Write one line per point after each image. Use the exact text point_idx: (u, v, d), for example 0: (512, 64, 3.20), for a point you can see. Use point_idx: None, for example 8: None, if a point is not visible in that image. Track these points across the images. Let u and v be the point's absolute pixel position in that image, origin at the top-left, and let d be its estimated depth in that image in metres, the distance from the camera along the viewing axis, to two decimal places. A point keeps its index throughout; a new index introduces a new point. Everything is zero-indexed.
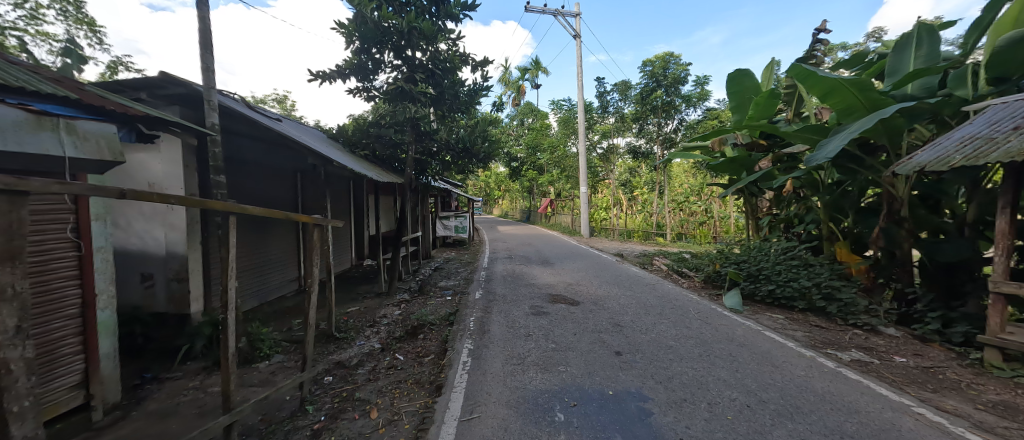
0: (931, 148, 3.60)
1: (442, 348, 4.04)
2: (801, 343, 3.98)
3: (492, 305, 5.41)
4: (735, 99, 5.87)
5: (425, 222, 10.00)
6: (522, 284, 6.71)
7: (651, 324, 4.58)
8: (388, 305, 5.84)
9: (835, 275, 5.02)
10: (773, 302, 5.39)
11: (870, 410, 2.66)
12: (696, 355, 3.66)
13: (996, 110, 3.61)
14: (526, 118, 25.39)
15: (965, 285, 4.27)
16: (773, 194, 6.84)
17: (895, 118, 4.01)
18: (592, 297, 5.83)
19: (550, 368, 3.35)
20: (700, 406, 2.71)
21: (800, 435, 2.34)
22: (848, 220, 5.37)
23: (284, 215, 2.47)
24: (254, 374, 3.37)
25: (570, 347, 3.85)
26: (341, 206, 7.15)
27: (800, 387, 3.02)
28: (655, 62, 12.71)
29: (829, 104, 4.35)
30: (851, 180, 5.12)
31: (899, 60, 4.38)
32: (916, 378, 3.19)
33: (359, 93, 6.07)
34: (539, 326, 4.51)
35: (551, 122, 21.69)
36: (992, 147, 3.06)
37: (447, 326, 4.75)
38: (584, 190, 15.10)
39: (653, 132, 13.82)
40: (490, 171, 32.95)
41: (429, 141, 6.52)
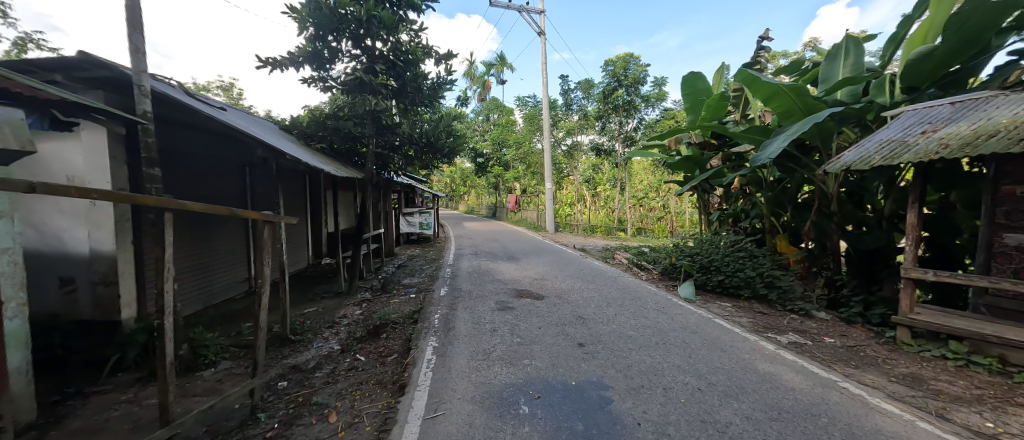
0: (855, 148, 3.99)
1: (406, 346, 3.95)
2: (746, 329, 4.30)
3: (457, 302, 5.37)
4: (690, 100, 6.19)
5: (388, 219, 9.72)
6: (488, 280, 6.71)
7: (612, 316, 4.75)
8: (348, 304, 5.63)
9: (776, 265, 5.47)
10: (722, 291, 5.75)
11: (804, 386, 2.93)
12: (654, 344, 3.85)
13: (907, 115, 4.07)
14: (491, 113, 25.24)
15: (882, 271, 4.82)
16: (723, 191, 7.30)
17: (826, 122, 4.41)
18: (557, 291, 5.95)
19: (515, 361, 3.38)
20: (656, 391, 2.86)
21: (745, 413, 2.53)
22: (787, 214, 5.85)
23: (231, 211, 2.33)
24: (197, 383, 3.11)
25: (535, 340, 3.91)
26: (297, 202, 6.77)
27: (744, 368, 3.27)
28: (616, 62, 13.10)
29: (771, 107, 4.70)
30: (790, 177, 5.58)
31: (831, 69, 4.83)
32: (842, 356, 3.55)
33: (315, 83, 5.73)
34: (505, 321, 4.53)
35: (516, 119, 21.90)
36: (905, 149, 3.48)
37: (411, 324, 4.66)
38: (549, 186, 15.23)
39: (614, 130, 14.26)
40: (455, 167, 32.44)
41: (391, 135, 6.34)
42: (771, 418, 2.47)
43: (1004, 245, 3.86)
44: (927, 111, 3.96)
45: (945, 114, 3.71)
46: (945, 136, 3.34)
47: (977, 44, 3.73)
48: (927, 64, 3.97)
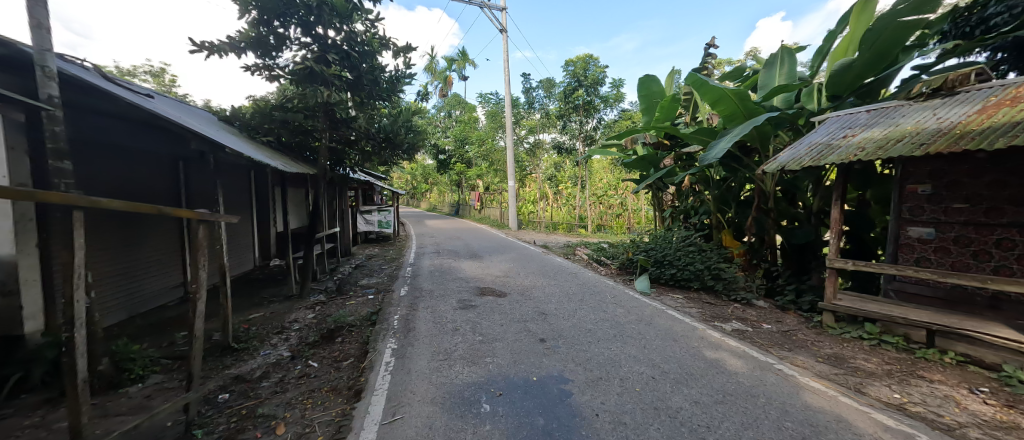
0: (789, 150, 4.36)
1: (363, 350, 3.79)
2: (695, 318, 4.57)
3: (418, 301, 5.23)
4: (645, 102, 6.46)
5: (344, 217, 9.27)
6: (450, 279, 6.60)
7: (573, 311, 4.86)
8: (299, 308, 5.31)
9: (722, 258, 5.85)
10: (674, 284, 6.05)
11: (745, 370, 3.17)
12: (612, 336, 3.99)
13: (832, 120, 4.52)
14: (453, 110, 24.82)
15: (810, 262, 5.33)
16: (675, 189, 7.69)
17: (764, 125, 4.79)
18: (519, 288, 6.00)
19: (477, 360, 3.36)
20: (613, 382, 2.96)
21: (694, 398, 2.70)
22: (731, 211, 6.28)
23: (157, 209, 2.10)
24: (120, 401, 2.78)
25: (497, 338, 3.91)
26: (240, 200, 6.27)
27: (693, 356, 3.49)
28: (577, 62, 13.40)
29: (717, 110, 5.01)
30: (734, 176, 5.99)
31: (769, 76, 5.24)
32: (777, 341, 3.88)
33: (259, 71, 5.32)
34: (466, 319, 4.48)
35: (479, 116, 21.79)
36: (830, 151, 3.85)
37: (368, 326, 4.49)
38: (512, 183, 15.19)
39: (575, 129, 14.59)
40: (416, 164, 31.63)
41: (346, 129, 6.00)
42: (717, 401, 2.65)
43: (908, 237, 4.42)
44: (848, 117, 4.42)
45: (862, 120, 4.15)
46: (862, 141, 3.73)
47: (887, 60, 4.20)
48: (848, 75, 4.40)
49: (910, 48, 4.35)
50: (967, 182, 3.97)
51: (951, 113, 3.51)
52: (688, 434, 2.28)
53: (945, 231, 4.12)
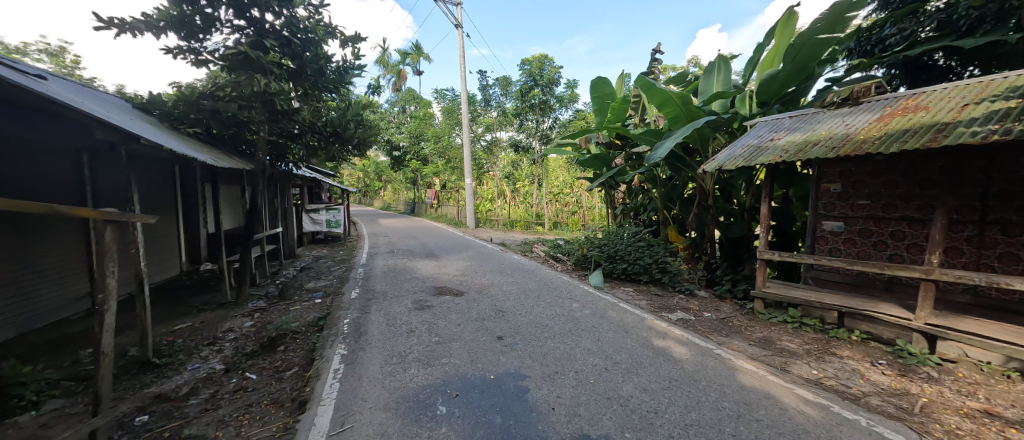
0: (725, 151, 4.73)
1: (308, 358, 3.55)
2: (644, 310, 4.82)
3: (370, 304, 5.01)
4: (597, 103, 6.68)
5: (287, 217, 8.63)
6: (404, 279, 6.38)
7: (530, 307, 4.91)
8: (236, 316, 4.87)
9: (668, 252, 6.22)
10: (626, 278, 6.33)
11: (688, 356, 3.40)
12: (567, 331, 4.08)
13: (761, 124, 4.97)
14: (408, 105, 24.06)
15: (743, 255, 5.83)
16: (626, 188, 8.04)
17: (704, 128, 5.15)
18: (476, 286, 5.97)
19: (433, 362, 3.27)
20: (569, 375, 3.03)
21: (644, 386, 2.84)
22: (676, 208, 6.69)
23: (49, 208, 1.79)
24: (5, 433, 2.36)
25: (454, 338, 3.84)
26: (161, 198, 5.60)
27: (643, 345, 3.68)
28: (532, 61, 13.58)
29: (663, 112, 5.30)
30: (678, 175, 6.39)
31: (707, 83, 5.64)
32: (716, 327, 4.20)
33: (183, 55, 4.77)
34: (422, 320, 4.36)
35: (434, 112, 21.39)
36: (759, 153, 4.23)
37: (315, 332, 4.22)
38: (469, 181, 15.00)
39: (531, 128, 14.81)
40: (368, 160, 30.26)
41: (287, 121, 5.58)
42: (663, 387, 2.81)
43: (822, 230, 4.97)
44: (774, 121, 4.88)
45: (785, 125, 4.62)
46: (785, 144, 4.15)
47: (805, 72, 4.67)
48: (773, 84, 4.85)
49: (824, 62, 4.88)
50: (868, 182, 4.55)
51: (856, 120, 4.00)
52: (638, 420, 2.39)
53: (852, 224, 4.70)
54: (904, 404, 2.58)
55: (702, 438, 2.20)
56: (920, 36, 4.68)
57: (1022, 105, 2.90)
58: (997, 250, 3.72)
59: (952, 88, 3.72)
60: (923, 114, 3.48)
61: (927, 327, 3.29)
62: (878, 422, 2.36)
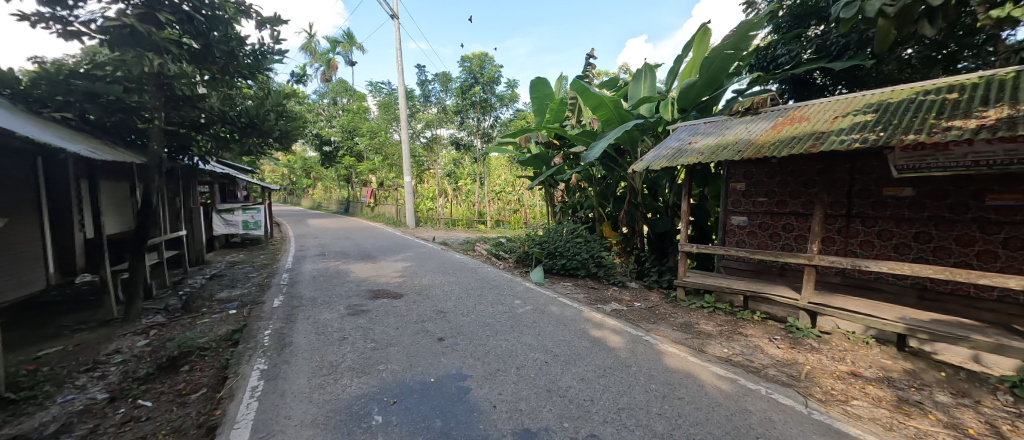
0: (652, 152, 5.13)
1: (220, 377, 3.14)
2: (581, 303, 5.04)
3: (296, 312, 4.59)
4: (537, 103, 6.83)
5: (193, 218, 7.56)
6: (336, 283, 5.95)
7: (471, 306, 4.87)
8: (125, 334, 4.15)
9: (603, 248, 6.57)
10: (565, 273, 6.56)
11: (621, 344, 3.63)
12: (509, 328, 4.12)
13: (682, 128, 5.47)
14: (339, 97, 22.51)
15: (667, 248, 6.36)
16: (564, 186, 8.33)
17: (633, 131, 5.52)
18: (416, 287, 5.77)
19: (368, 369, 3.09)
20: (511, 372, 3.05)
21: (581, 375, 2.97)
22: (610, 205, 7.08)
23: None
24: None
25: (392, 342, 3.66)
26: (16, 197, 4.56)
27: (580, 337, 3.85)
28: (472, 59, 13.53)
29: (597, 114, 5.58)
30: (611, 175, 6.77)
31: (635, 88, 6.09)
32: (645, 316, 4.54)
33: (44, 24, 3.91)
34: (357, 326, 4.10)
35: (369, 106, 20.30)
36: (680, 155, 4.65)
37: (229, 347, 3.75)
38: (408, 179, 14.44)
39: (472, 126, 14.83)
40: (294, 155, 27.71)
41: (191, 109, 4.88)
42: (599, 375, 2.97)
43: (731, 224, 5.61)
44: (693, 126, 5.40)
45: (702, 130, 5.13)
46: (701, 147, 4.60)
47: (716, 83, 5.22)
48: (691, 92, 5.37)
49: (731, 75, 5.51)
50: (766, 181, 5.22)
51: (756, 127, 4.58)
52: (576, 409, 2.48)
53: (754, 219, 5.37)
54: (794, 372, 3.02)
55: (634, 420, 2.35)
56: (804, 57, 5.50)
57: (875, 119, 3.54)
58: (859, 239, 4.50)
59: (826, 102, 4.41)
60: (806, 124, 4.08)
61: (810, 305, 3.87)
62: (774, 390, 2.72)
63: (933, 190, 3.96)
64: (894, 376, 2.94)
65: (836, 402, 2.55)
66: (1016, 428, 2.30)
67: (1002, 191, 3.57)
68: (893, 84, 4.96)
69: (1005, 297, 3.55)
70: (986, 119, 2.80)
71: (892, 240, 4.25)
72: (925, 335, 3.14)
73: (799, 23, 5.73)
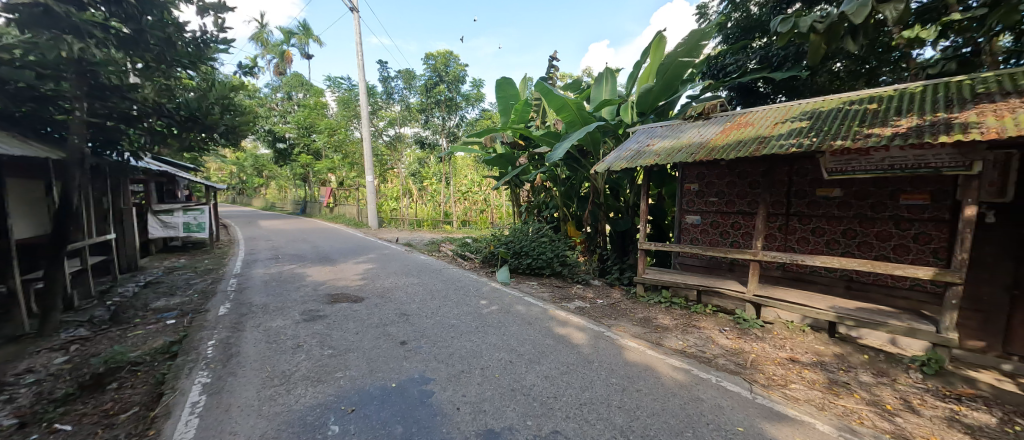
0: (613, 154, 5.29)
1: (155, 394, 2.86)
2: (546, 301, 5.11)
3: (245, 319, 4.28)
4: (502, 103, 6.84)
5: (124, 220, 6.85)
6: (291, 288, 5.62)
7: (436, 308, 4.79)
8: (39, 351, 3.68)
9: (567, 247, 6.69)
10: (530, 272, 6.61)
11: (583, 340, 3.72)
12: (474, 328, 4.08)
13: (641, 130, 5.70)
14: (294, 91, 21.30)
15: (628, 246, 6.59)
16: (530, 186, 8.39)
17: (595, 132, 5.66)
18: (378, 290, 5.58)
19: (324, 377, 2.94)
20: (475, 373, 3.03)
21: (545, 373, 3.00)
22: (574, 205, 7.22)
23: None
24: None
25: (351, 348, 3.51)
26: None
27: (544, 335, 3.89)
28: (437, 57, 13.34)
29: (561, 116, 5.68)
30: (575, 175, 6.90)
31: (597, 91, 6.26)
32: (607, 312, 4.68)
33: None
34: (313, 333, 3.90)
35: (328, 102, 19.41)
36: (639, 156, 4.83)
37: (166, 361, 3.43)
38: (370, 178, 13.93)
39: (437, 125, 14.66)
40: (244, 152, 25.89)
41: (120, 100, 4.41)
42: (562, 372, 3.02)
43: (686, 223, 5.91)
44: (651, 129, 5.64)
45: (659, 133, 5.37)
46: (658, 149, 4.81)
47: (672, 89, 5.50)
48: (649, 97, 5.61)
49: (686, 81, 5.81)
50: (716, 182, 5.56)
51: (707, 131, 4.85)
52: (539, 407, 2.51)
53: (706, 218, 5.69)
54: (741, 361, 3.23)
55: (595, 414, 2.41)
56: (749, 66, 5.92)
57: (808, 126, 3.86)
58: (796, 235, 4.89)
59: (768, 109, 4.76)
60: (751, 129, 4.38)
61: (755, 298, 4.16)
62: (723, 378, 2.90)
63: (857, 191, 4.39)
64: (826, 360, 3.23)
65: (777, 386, 2.76)
66: (924, 402, 2.59)
67: (913, 191, 4.02)
68: (825, 94, 5.45)
69: (916, 286, 4.00)
70: (900, 128, 3.14)
71: (824, 236, 4.66)
72: (852, 322, 3.48)
73: (745, 35, 6.18)
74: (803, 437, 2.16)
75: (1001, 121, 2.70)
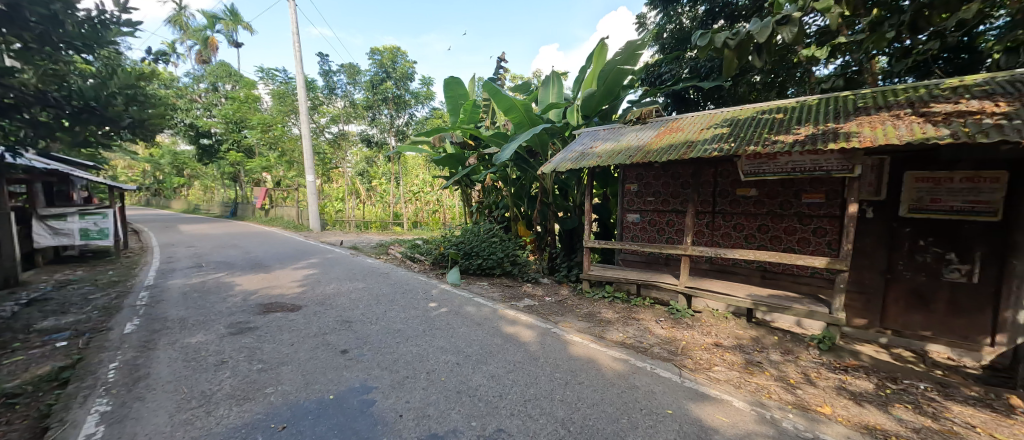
0: (559, 155, 5.44)
1: (38, 429, 2.46)
2: (496, 301, 5.14)
3: (158, 336, 3.82)
4: (451, 102, 6.76)
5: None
6: (216, 299, 5.11)
7: (381, 313, 4.62)
8: None
9: (516, 246, 6.79)
10: (481, 272, 6.60)
11: (531, 338, 3.79)
12: (421, 332, 4.00)
13: (585, 133, 5.94)
14: (220, 82, 19.32)
15: (576, 244, 6.82)
16: (481, 186, 8.38)
17: (542, 134, 5.79)
18: (318, 297, 5.26)
19: (251, 395, 2.71)
20: (420, 378, 2.97)
21: (491, 373, 3.02)
22: (524, 205, 7.32)
23: None
24: None
25: (285, 361, 3.28)
26: None
27: (492, 335, 3.91)
28: (384, 52, 12.92)
29: (509, 116, 5.73)
30: (525, 175, 7.01)
31: (544, 93, 6.42)
32: (554, 309, 4.81)
33: None
34: (240, 347, 3.58)
35: (261, 95, 17.92)
36: (582, 158, 5.01)
37: (53, 390, 2.95)
38: (311, 178, 13.07)
39: (385, 123, 14.24)
40: (159, 148, 23.02)
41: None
42: (509, 371, 3.05)
43: (627, 221, 6.25)
44: (594, 132, 5.89)
45: (601, 135, 5.63)
46: (600, 152, 5.03)
47: (613, 95, 5.79)
48: (592, 101, 5.86)
49: (626, 87, 6.15)
50: (653, 183, 5.93)
51: (644, 135, 5.18)
52: (485, 407, 2.52)
53: (645, 216, 6.06)
54: (673, 348, 3.48)
55: (538, 409, 2.47)
56: (682, 75, 6.42)
57: (728, 132, 4.27)
58: (721, 231, 5.37)
59: (696, 116, 5.19)
60: (681, 134, 4.75)
61: (687, 289, 4.49)
62: (657, 366, 3.11)
63: (770, 191, 4.93)
64: (744, 343, 3.59)
65: (702, 370, 3.02)
66: (820, 375, 2.98)
67: (812, 191, 4.60)
68: (745, 103, 6.05)
69: (816, 273, 4.57)
70: (800, 135, 3.57)
71: (743, 231, 5.17)
72: (765, 307, 3.90)
73: (678, 46, 6.68)
74: (722, 413, 2.38)
75: (874, 132, 3.18)
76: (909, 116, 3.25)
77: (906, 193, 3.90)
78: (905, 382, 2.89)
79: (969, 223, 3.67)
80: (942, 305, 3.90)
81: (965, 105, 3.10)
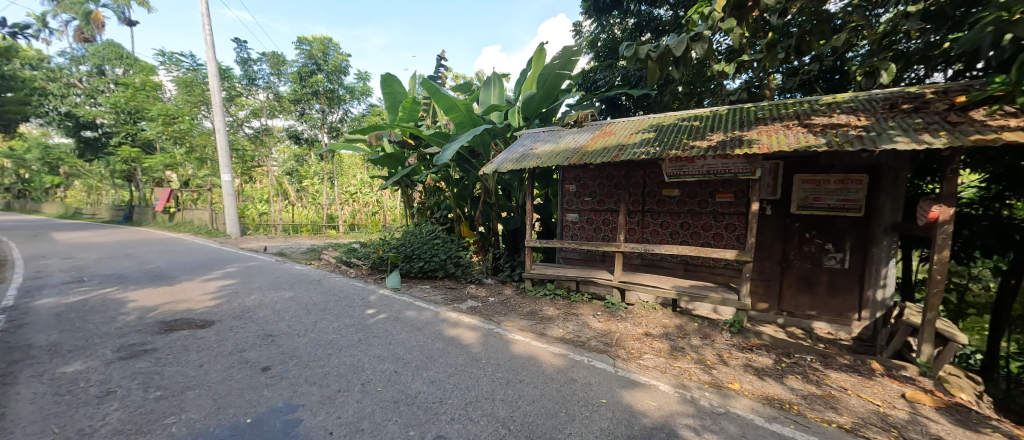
0: (501, 156, 5.47)
1: None
2: (439, 304, 5.02)
3: (18, 368, 3.15)
4: (389, 100, 6.48)
5: None
6: (102, 319, 4.35)
7: (311, 324, 4.27)
8: None
9: (459, 247, 6.71)
10: (423, 275, 6.40)
11: (473, 340, 3.76)
12: (356, 341, 3.77)
13: (526, 135, 6.07)
14: (106, 65, 16.47)
15: (518, 244, 6.93)
16: (422, 187, 8.14)
17: (484, 135, 5.78)
18: (235, 311, 4.72)
19: (147, 428, 2.35)
20: (354, 390, 2.79)
21: (432, 378, 2.94)
22: (467, 206, 7.25)
23: None
24: None
25: (192, 384, 2.89)
26: None
27: (434, 339, 3.81)
28: (313, 43, 12.03)
29: (451, 116, 5.64)
30: (468, 175, 6.96)
31: (486, 94, 6.42)
32: (497, 309, 4.82)
33: None
34: (134, 373, 3.08)
35: (163, 82, 15.64)
36: (524, 159, 5.09)
37: None
38: (227, 178, 11.70)
39: (316, 119, 13.25)
40: (21, 140, 18.98)
41: None
42: (450, 375, 2.99)
43: (567, 220, 6.49)
44: (534, 134, 6.04)
45: (541, 137, 5.78)
46: (540, 153, 5.15)
47: (552, 98, 5.96)
48: (532, 104, 5.97)
49: (564, 91, 6.38)
50: (589, 183, 6.22)
51: (580, 138, 5.42)
52: (423, 414, 2.44)
53: (583, 215, 6.33)
54: (609, 340, 3.68)
55: (480, 411, 2.46)
56: (615, 82, 6.82)
57: (654, 137, 4.62)
58: (650, 228, 5.79)
59: (626, 122, 5.54)
60: (614, 138, 5.04)
61: (621, 284, 4.77)
62: (594, 358, 3.26)
63: (690, 191, 5.42)
64: (671, 331, 3.90)
65: (634, 359, 3.22)
66: (731, 355, 3.34)
67: (724, 191, 5.15)
68: (669, 110, 6.59)
69: (728, 264, 5.12)
70: (713, 141, 3.98)
71: (669, 228, 5.63)
72: (688, 297, 4.27)
73: (610, 55, 7.11)
74: (650, 398, 2.56)
75: (770, 140, 3.66)
76: (796, 127, 3.79)
77: (796, 193, 4.53)
78: (797, 356, 3.35)
79: (841, 218, 4.37)
80: (823, 287, 4.59)
81: (836, 119, 3.69)
